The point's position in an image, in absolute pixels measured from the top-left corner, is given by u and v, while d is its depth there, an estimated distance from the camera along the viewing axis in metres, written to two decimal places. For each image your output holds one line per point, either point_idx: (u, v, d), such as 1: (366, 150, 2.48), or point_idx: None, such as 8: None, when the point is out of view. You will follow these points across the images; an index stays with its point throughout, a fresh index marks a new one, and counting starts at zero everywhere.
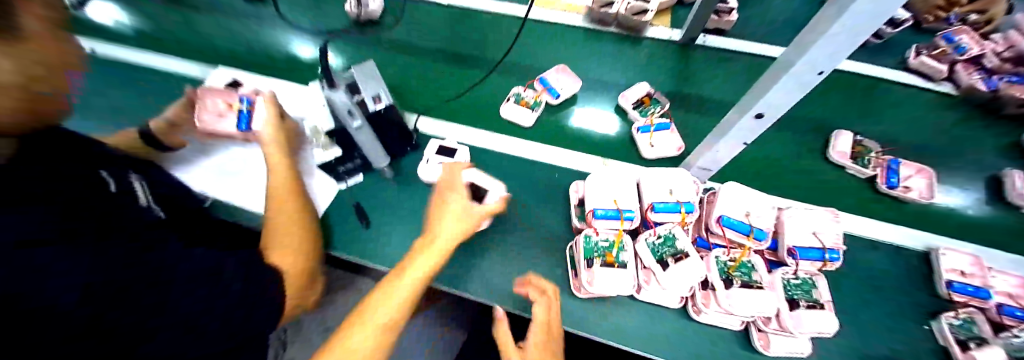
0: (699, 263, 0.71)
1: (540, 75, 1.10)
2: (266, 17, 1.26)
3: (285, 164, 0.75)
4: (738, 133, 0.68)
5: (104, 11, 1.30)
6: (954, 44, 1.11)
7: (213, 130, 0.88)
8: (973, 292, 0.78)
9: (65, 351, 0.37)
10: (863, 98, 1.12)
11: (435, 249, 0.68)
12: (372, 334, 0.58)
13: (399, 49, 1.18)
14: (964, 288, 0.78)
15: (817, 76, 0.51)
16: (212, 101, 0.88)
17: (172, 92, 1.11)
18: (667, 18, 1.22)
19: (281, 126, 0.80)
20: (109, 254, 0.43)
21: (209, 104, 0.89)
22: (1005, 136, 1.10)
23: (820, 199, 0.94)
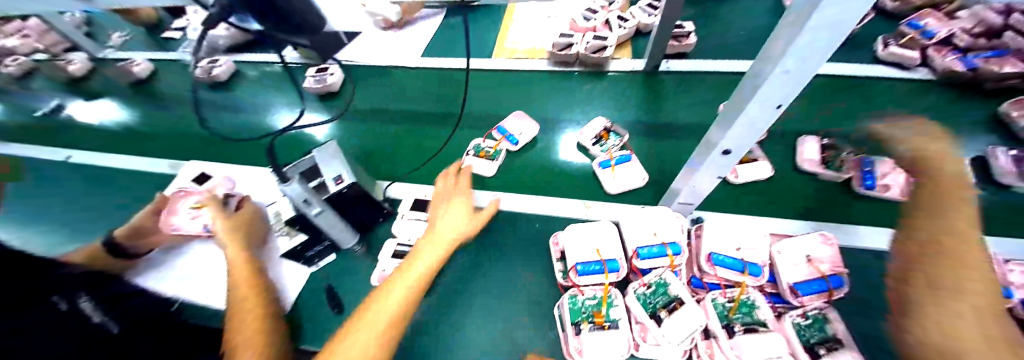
0: (696, 310, 0.64)
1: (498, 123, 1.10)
2: (235, 104, 1.30)
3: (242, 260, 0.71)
4: (703, 167, 0.65)
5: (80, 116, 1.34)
6: (920, 29, 1.13)
7: (178, 231, 0.86)
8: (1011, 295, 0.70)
9: None
10: (837, 99, 1.10)
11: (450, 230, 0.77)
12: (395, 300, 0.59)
13: (366, 114, 1.20)
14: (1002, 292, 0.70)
15: (777, 109, 0.49)
16: (183, 205, 0.88)
17: (143, 190, 1.11)
18: (628, 50, 1.25)
19: (239, 220, 0.79)
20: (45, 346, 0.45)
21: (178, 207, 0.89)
22: (984, 108, 1.05)
23: (820, 212, 0.87)
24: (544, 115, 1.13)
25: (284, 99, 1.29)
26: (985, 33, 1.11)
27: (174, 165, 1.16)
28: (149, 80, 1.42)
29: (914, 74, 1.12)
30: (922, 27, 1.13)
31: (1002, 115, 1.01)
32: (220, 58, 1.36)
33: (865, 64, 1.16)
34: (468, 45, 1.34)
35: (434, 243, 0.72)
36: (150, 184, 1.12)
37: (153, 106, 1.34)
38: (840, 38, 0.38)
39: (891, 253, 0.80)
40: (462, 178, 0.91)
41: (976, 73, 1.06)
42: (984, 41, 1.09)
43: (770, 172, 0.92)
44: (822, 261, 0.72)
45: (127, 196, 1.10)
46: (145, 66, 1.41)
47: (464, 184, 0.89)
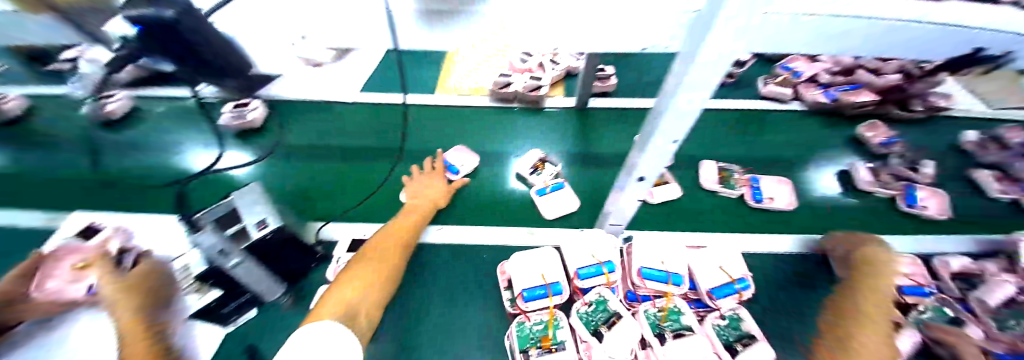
0: (633, 322, 0.70)
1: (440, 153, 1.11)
2: (137, 144, 1.15)
3: (139, 327, 0.59)
4: (625, 190, 0.73)
5: None
6: (791, 71, 1.41)
7: (56, 296, 0.72)
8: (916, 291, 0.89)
9: None
10: (733, 128, 1.31)
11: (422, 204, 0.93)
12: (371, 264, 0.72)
13: (300, 150, 1.14)
14: (911, 289, 0.89)
15: (673, 144, 0.59)
16: (64, 267, 0.75)
17: (11, 251, 0.92)
18: (561, 88, 1.37)
19: (141, 275, 0.69)
20: None
21: (59, 268, 0.75)
22: (847, 130, 1.32)
23: (726, 225, 1.02)
24: (489, 148, 1.17)
25: (199, 137, 1.16)
26: (841, 71, 1.40)
27: (53, 219, 0.98)
28: (22, 117, 1.20)
29: (791, 106, 1.38)
30: (792, 69, 1.42)
31: (859, 137, 1.28)
32: (117, 93, 1.21)
33: (753, 99, 1.41)
34: (410, 82, 1.36)
35: (410, 213, 0.90)
36: (21, 244, 0.94)
37: (26, 150, 1.13)
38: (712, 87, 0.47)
39: (786, 260, 0.96)
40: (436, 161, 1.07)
41: (837, 103, 1.33)
42: (841, 78, 1.39)
43: (678, 193, 1.06)
44: (734, 268, 0.82)
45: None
46: (22, 101, 1.21)
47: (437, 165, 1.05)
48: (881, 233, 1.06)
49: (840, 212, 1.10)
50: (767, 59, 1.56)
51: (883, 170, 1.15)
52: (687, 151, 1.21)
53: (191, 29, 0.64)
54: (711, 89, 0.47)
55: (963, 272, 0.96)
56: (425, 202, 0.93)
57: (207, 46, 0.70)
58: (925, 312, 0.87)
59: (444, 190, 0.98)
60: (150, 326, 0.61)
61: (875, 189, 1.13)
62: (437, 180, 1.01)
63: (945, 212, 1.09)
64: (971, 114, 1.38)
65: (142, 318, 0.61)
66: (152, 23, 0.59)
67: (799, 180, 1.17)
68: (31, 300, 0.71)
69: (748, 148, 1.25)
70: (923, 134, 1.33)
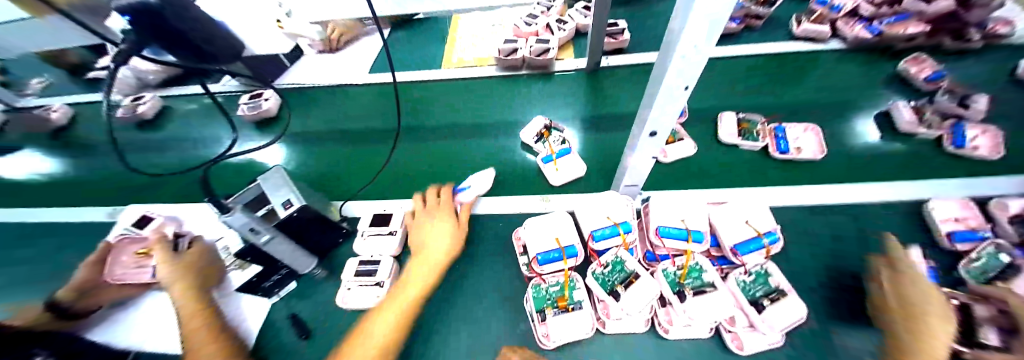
0: (651, 282, 0.69)
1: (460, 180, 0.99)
2: (176, 140, 1.24)
3: (195, 302, 0.66)
4: (637, 149, 0.71)
5: (14, 167, 1.26)
6: (828, 6, 1.27)
7: (124, 280, 0.81)
8: (972, 238, 0.83)
9: None
10: (759, 76, 1.22)
11: (432, 255, 0.76)
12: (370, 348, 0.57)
13: (319, 135, 1.18)
14: (965, 236, 0.83)
15: (685, 91, 0.55)
16: (131, 253, 0.84)
17: (78, 243, 1.03)
18: (571, 50, 1.31)
19: (195, 255, 0.75)
20: None
21: (125, 255, 0.84)
22: (889, 68, 1.20)
23: (748, 179, 0.98)
24: (499, 118, 1.17)
25: (227, 131, 1.23)
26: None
27: (111, 213, 1.08)
28: (76, 123, 1.32)
29: (829, 45, 1.26)
30: (829, 3, 1.28)
31: (902, 75, 1.16)
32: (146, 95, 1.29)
33: (784, 41, 1.29)
34: (419, 58, 1.36)
35: (424, 265, 0.73)
36: (88, 233, 1.05)
37: (87, 151, 1.26)
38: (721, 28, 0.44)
39: (815, 211, 0.92)
40: (443, 196, 0.91)
41: (882, 37, 1.21)
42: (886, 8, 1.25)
43: (694, 149, 1.02)
44: (760, 222, 0.78)
45: (54, 250, 1.01)
46: (64, 112, 1.32)
47: (446, 200, 0.90)
48: (929, 177, 0.98)
49: (878, 156, 1.02)
50: None
51: (929, 109, 1.05)
52: (702, 105, 1.16)
53: (181, 17, 0.56)
54: (721, 28, 0.43)
55: None
56: (434, 248, 0.77)
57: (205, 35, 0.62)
58: (979, 260, 0.81)
59: (456, 226, 0.84)
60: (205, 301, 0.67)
61: (917, 131, 1.03)
62: (448, 217, 0.85)
63: (999, 150, 0.99)
64: None
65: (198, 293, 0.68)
66: (138, 11, 0.52)
67: (833, 127, 1.08)
68: (108, 283, 0.81)
69: (776, 97, 1.16)
70: (979, 66, 1.18)
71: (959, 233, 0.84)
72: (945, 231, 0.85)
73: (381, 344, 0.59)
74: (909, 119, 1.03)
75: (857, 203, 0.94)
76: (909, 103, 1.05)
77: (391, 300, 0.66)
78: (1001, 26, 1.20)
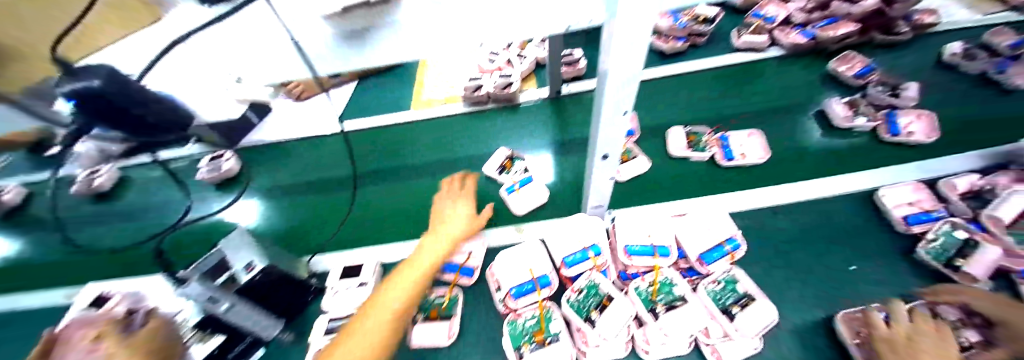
0: (625, 302, 0.70)
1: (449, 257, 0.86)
2: (136, 209, 1.20)
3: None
4: (594, 172, 0.73)
5: None
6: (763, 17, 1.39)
7: None
8: (926, 220, 0.88)
9: None
10: (708, 89, 1.29)
11: (447, 232, 0.81)
12: (384, 315, 0.59)
13: (286, 189, 1.17)
14: (919, 219, 0.89)
15: (625, 115, 0.59)
16: None
17: (35, 331, 0.96)
18: (533, 81, 1.37)
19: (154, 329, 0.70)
20: None
21: None
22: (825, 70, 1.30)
23: (708, 189, 1.02)
24: (468, 154, 1.19)
25: (187, 197, 1.19)
26: (815, 7, 1.38)
27: (70, 294, 1.01)
28: (29, 203, 1.27)
29: (768, 53, 1.36)
30: (763, 15, 1.39)
31: (834, 76, 1.26)
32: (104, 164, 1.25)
33: (727, 54, 1.38)
34: (387, 101, 1.39)
35: (439, 237, 0.79)
36: (38, 321, 0.98)
37: (40, 232, 1.20)
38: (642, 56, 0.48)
39: (775, 212, 0.96)
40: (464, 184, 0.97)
41: (816, 40, 1.31)
42: (817, 14, 1.36)
43: (648, 165, 1.07)
44: (721, 229, 0.81)
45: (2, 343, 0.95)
46: (17, 192, 1.26)
47: (467, 187, 0.96)
48: (872, 167, 1.04)
49: (823, 152, 1.09)
50: (738, 11, 1.53)
51: (863, 101, 1.15)
52: (658, 121, 1.22)
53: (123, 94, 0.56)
54: (642, 55, 0.47)
55: (971, 191, 0.94)
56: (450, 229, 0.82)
57: (153, 106, 0.61)
58: (936, 239, 0.85)
59: (473, 217, 0.87)
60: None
61: (853, 125, 1.11)
62: (468, 206, 0.90)
63: (933, 133, 1.06)
64: (955, 26, 1.34)
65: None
66: (83, 95, 0.52)
67: (783, 130, 1.15)
68: None
69: (726, 106, 1.23)
70: (906, 58, 1.30)
71: (913, 216, 0.89)
72: (903, 215, 0.91)
73: (398, 308, 0.61)
74: (844, 115, 1.11)
75: (814, 198, 0.98)
76: (842, 99, 1.15)
77: (408, 265, 0.71)
78: (926, 17, 1.33)
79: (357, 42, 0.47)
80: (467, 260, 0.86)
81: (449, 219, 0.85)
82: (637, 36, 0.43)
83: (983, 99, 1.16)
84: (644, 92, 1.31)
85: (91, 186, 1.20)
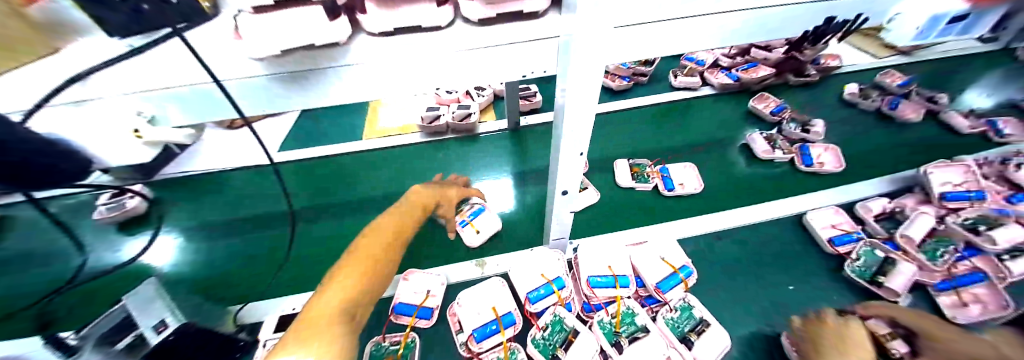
0: (589, 336, 0.69)
1: (398, 299, 0.83)
2: (27, 258, 1.02)
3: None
4: (555, 206, 0.73)
5: None
6: (694, 60, 1.56)
7: None
8: (849, 241, 0.98)
9: None
10: (657, 122, 1.38)
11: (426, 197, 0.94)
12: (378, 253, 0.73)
13: (221, 227, 1.06)
14: (842, 240, 0.98)
15: (581, 155, 0.61)
16: None
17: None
18: (491, 113, 1.38)
19: None
20: None
21: None
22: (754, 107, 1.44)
23: (658, 219, 1.07)
24: None
25: (98, 238, 1.04)
26: (738, 53, 1.57)
27: None
28: None
29: (703, 91, 1.49)
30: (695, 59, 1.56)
31: (754, 112, 1.40)
32: None
33: (670, 91, 1.50)
34: (336, 133, 1.32)
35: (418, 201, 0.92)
36: None
37: None
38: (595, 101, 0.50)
39: (717, 239, 1.03)
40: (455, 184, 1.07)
41: (741, 81, 1.46)
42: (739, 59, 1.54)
43: (598, 196, 1.11)
44: (675, 257, 0.84)
45: None
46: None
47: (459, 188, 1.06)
48: (799, 194, 1.15)
49: (760, 180, 1.19)
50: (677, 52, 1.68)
51: (779, 136, 1.29)
52: (608, 153, 1.27)
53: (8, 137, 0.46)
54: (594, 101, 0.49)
55: (885, 212, 1.06)
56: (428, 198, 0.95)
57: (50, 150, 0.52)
58: (859, 258, 0.95)
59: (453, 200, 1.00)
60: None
61: (772, 157, 1.23)
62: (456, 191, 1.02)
63: (841, 164, 1.21)
64: (857, 67, 1.56)
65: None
66: None
67: (719, 160, 1.25)
68: None
69: (671, 139, 1.32)
70: (818, 96, 1.48)
71: (839, 238, 0.99)
72: (829, 237, 1.00)
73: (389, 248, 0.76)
74: (763, 148, 1.24)
75: (750, 226, 1.06)
76: (762, 133, 1.29)
77: (392, 218, 0.84)
78: (829, 61, 1.55)
79: (298, 87, 0.48)
80: (423, 300, 0.82)
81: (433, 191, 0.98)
82: (592, 79, 0.45)
83: (882, 131, 1.34)
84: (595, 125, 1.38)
85: None
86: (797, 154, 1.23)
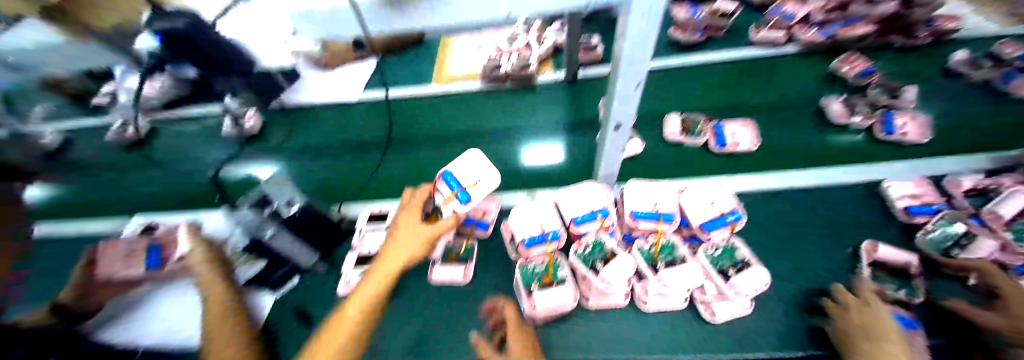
0: (627, 257, 0.75)
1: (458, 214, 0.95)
2: (178, 159, 1.31)
3: (222, 283, 0.74)
4: (608, 141, 0.78)
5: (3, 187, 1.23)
6: (782, 14, 1.41)
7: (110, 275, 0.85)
8: (926, 211, 0.91)
9: None
10: (720, 82, 1.34)
11: (419, 234, 0.76)
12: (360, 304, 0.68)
13: (316, 148, 1.26)
14: (921, 209, 0.92)
15: (638, 85, 0.63)
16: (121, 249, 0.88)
17: (76, 255, 1.05)
18: (549, 64, 1.42)
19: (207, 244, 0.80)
20: None
21: (117, 252, 0.88)
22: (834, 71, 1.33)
23: (709, 173, 1.09)
24: (486, 128, 1.26)
25: (228, 149, 1.30)
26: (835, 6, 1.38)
27: (115, 226, 1.11)
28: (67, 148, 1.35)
29: (784, 49, 1.41)
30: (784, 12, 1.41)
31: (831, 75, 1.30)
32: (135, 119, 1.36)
33: (743, 47, 1.44)
34: (410, 76, 1.46)
35: (411, 239, 0.75)
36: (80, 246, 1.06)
37: (88, 171, 1.31)
38: (654, 36, 0.53)
39: (769, 197, 1.02)
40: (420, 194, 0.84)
41: (834, 40, 1.36)
42: (836, 13, 1.38)
43: (642, 147, 1.16)
44: (724, 201, 0.84)
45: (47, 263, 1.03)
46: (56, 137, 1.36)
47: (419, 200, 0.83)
48: (874, 163, 1.08)
49: (830, 146, 1.12)
50: (757, 8, 1.55)
51: (859, 101, 1.19)
52: (661, 110, 1.28)
53: None
54: (651, 35, 0.52)
55: (976, 189, 0.96)
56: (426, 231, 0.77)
57: None
58: (936, 229, 0.88)
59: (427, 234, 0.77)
60: (228, 282, 0.75)
61: (848, 122, 1.15)
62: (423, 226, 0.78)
63: (926, 134, 1.09)
64: (977, 33, 1.35)
65: (225, 277, 0.75)
66: None
67: (783, 123, 1.20)
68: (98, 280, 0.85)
69: (733, 99, 1.29)
70: (919, 62, 1.31)
71: (916, 207, 0.93)
72: (902, 206, 0.94)
73: (374, 292, 0.70)
74: (839, 111, 1.17)
75: (810, 187, 1.03)
76: (839, 98, 1.22)
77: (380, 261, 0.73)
78: (947, 23, 1.32)
79: (401, 12, 0.55)
80: (483, 215, 0.93)
81: (404, 233, 0.76)
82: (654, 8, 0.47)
83: (996, 103, 1.17)
84: (656, 82, 1.37)
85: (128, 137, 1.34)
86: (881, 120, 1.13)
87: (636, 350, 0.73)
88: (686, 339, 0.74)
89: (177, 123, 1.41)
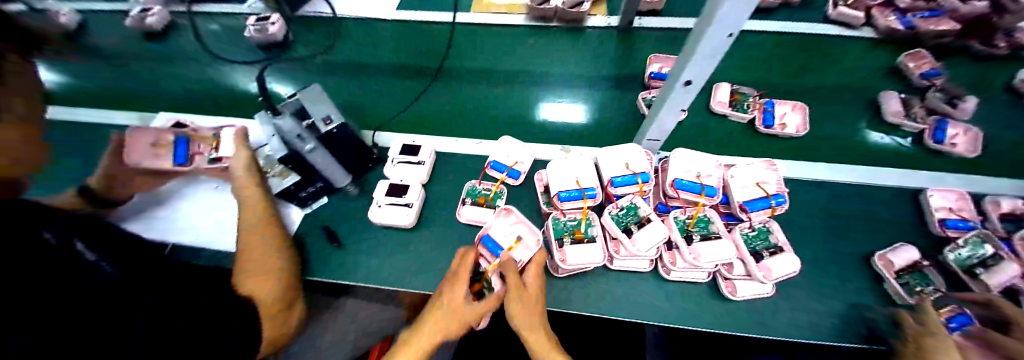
0: (661, 226, 0.74)
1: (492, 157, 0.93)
2: (200, 55, 1.24)
3: (259, 196, 0.77)
4: (670, 101, 0.70)
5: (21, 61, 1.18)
6: None
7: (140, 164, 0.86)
8: (961, 226, 0.87)
9: (76, 347, 0.45)
10: (785, 56, 1.24)
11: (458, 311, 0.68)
12: None
13: (344, 66, 1.19)
14: (956, 224, 0.88)
15: (728, 39, 0.54)
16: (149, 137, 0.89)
17: (100, 141, 1.03)
18: (603, 7, 1.29)
19: (250, 156, 0.80)
20: (60, 324, 0.45)
21: (142, 144, 0.88)
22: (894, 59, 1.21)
23: (755, 153, 1.04)
24: (525, 70, 1.17)
25: (253, 52, 1.23)
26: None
27: (139, 118, 1.08)
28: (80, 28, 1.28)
29: (859, 33, 1.27)
30: None
31: (896, 69, 1.18)
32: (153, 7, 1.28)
33: (819, 23, 1.29)
34: (445, 0, 1.34)
35: (452, 316, 0.68)
36: (104, 133, 1.04)
37: (103, 54, 1.24)
38: None
39: (812, 185, 0.98)
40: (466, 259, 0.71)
41: (915, 31, 1.21)
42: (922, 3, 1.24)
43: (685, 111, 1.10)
44: (768, 184, 0.83)
45: (72, 145, 1.01)
46: (71, 17, 1.26)
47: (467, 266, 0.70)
48: (928, 169, 1.02)
49: (885, 146, 1.06)
50: None
51: (917, 103, 1.10)
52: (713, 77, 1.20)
53: None
54: None
55: (1015, 213, 0.91)
56: (459, 313, 0.69)
57: None
58: (964, 246, 0.85)
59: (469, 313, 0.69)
60: (265, 195, 0.78)
61: (902, 122, 1.07)
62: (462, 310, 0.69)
63: (976, 150, 1.03)
64: None
65: (263, 189, 0.78)
66: None
67: (839, 111, 1.13)
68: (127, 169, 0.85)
69: (792, 78, 1.19)
70: (998, 66, 1.20)
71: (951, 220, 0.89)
72: (937, 219, 0.90)
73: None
74: (893, 110, 1.08)
75: (855, 183, 0.99)
76: (899, 94, 1.10)
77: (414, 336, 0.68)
78: None
79: None
80: (514, 164, 0.92)
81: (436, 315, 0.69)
82: None
83: None
84: (730, 49, 1.26)
85: (144, 23, 1.25)
86: (932, 126, 1.05)
87: (652, 315, 0.75)
88: (705, 312, 0.75)
89: (192, 18, 1.31)
